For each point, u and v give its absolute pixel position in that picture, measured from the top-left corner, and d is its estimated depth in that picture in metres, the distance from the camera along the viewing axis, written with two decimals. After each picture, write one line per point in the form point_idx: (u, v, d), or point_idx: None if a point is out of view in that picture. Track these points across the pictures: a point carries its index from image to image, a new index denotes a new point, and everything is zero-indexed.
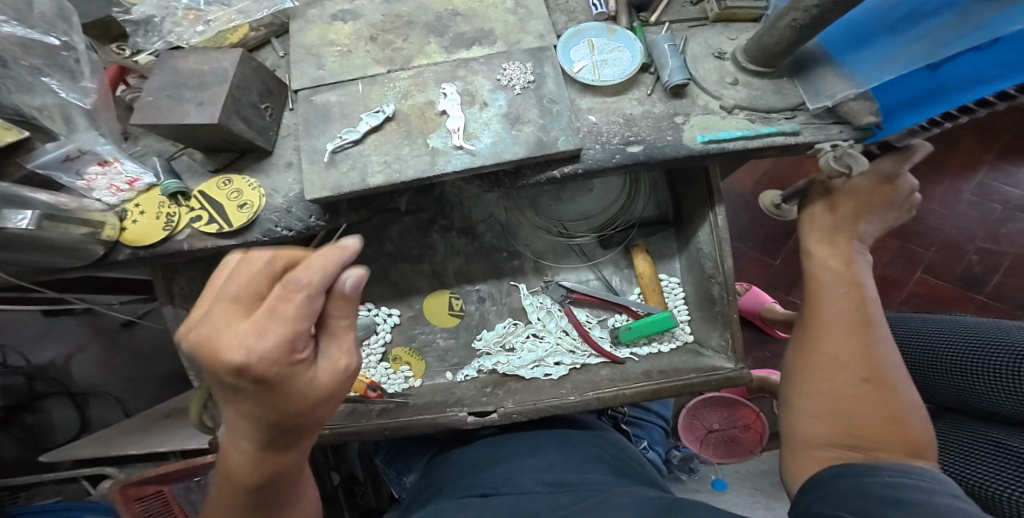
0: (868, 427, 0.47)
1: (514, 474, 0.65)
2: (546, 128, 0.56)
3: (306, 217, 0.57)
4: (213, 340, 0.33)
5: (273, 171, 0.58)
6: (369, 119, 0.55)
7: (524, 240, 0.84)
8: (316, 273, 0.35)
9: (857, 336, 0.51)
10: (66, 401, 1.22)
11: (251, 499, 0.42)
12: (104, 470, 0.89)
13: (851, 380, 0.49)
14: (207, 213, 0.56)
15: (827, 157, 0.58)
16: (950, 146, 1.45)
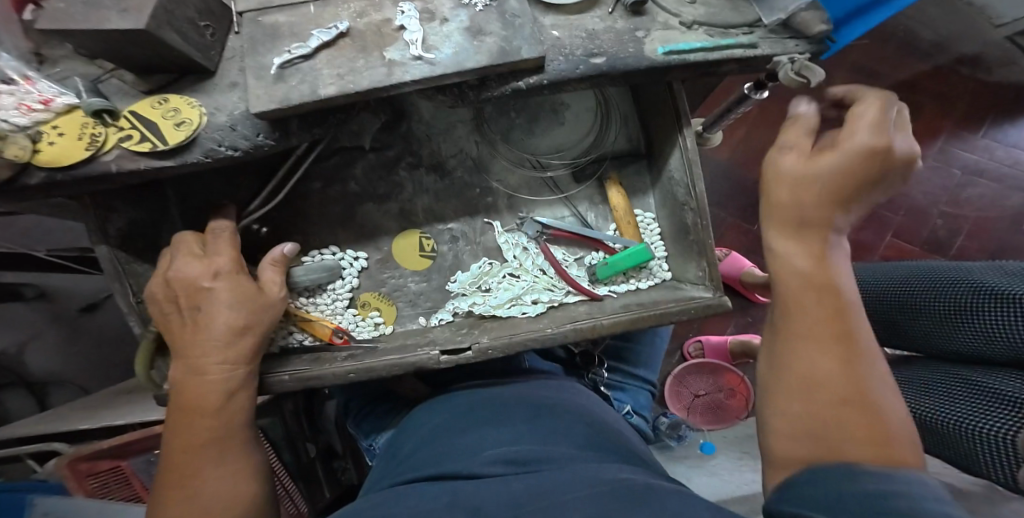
0: (852, 445, 0.41)
1: (477, 447, 0.58)
2: (509, 38, 0.53)
3: (253, 135, 0.54)
4: (162, 269, 0.58)
5: (216, 92, 0.55)
6: (321, 34, 0.52)
7: (496, 177, 0.81)
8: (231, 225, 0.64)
9: (832, 349, 0.45)
10: (23, 391, 1.19)
11: (221, 398, 0.56)
12: (51, 447, 0.82)
13: (826, 392, 0.44)
14: (137, 132, 0.51)
15: (784, 69, 0.58)
16: (916, 110, 1.48)
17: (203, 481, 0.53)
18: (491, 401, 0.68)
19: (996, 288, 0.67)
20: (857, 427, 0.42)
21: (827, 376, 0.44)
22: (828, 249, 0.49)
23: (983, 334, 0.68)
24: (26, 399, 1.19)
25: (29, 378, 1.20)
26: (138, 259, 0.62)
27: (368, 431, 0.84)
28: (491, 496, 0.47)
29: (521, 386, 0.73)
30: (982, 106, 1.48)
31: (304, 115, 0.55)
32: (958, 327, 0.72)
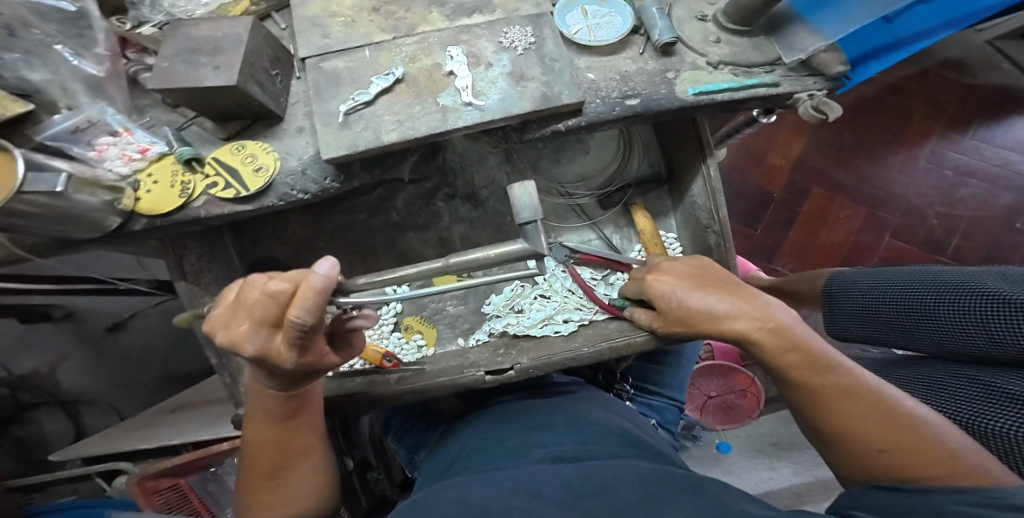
0: (901, 443, 0.51)
1: (528, 447, 0.63)
2: (550, 84, 0.57)
3: (321, 179, 0.58)
4: (236, 341, 0.52)
5: (285, 136, 0.59)
6: (379, 81, 0.56)
7: (527, 205, 0.87)
8: (313, 316, 0.48)
9: (821, 373, 0.58)
10: (58, 409, 1.34)
11: (280, 411, 0.67)
12: (117, 465, 1.04)
13: (867, 444, 0.53)
14: (223, 180, 0.56)
15: (804, 106, 0.65)
16: (908, 118, 1.54)
17: (291, 470, 0.70)
18: (529, 413, 0.72)
19: (1002, 294, 0.69)
20: (917, 455, 0.50)
21: (871, 429, 0.53)
22: (756, 304, 0.64)
23: (999, 338, 0.69)
24: (58, 418, 1.34)
25: (63, 396, 1.34)
26: (207, 294, 0.63)
27: (412, 445, 0.88)
28: (545, 478, 0.53)
29: (553, 399, 0.77)
30: (969, 108, 1.54)
31: (365, 158, 0.59)
32: (969, 331, 0.72)
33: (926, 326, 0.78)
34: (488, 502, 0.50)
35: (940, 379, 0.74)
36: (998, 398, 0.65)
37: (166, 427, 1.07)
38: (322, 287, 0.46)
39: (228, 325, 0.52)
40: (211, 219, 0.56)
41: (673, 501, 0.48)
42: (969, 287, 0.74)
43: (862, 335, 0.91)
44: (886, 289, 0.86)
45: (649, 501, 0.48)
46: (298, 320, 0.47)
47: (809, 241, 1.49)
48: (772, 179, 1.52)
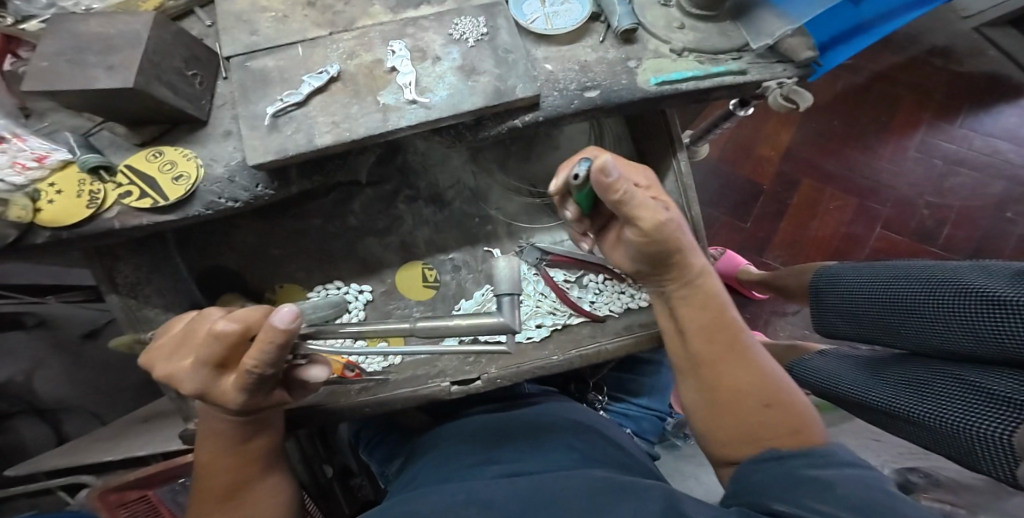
0: (776, 428, 0.57)
1: (483, 462, 0.61)
2: (503, 77, 0.54)
3: (252, 186, 0.56)
4: (179, 377, 0.50)
5: (209, 141, 0.56)
6: (312, 80, 0.53)
7: (495, 205, 0.88)
8: (268, 363, 0.47)
9: (736, 359, 0.60)
10: (35, 418, 1.18)
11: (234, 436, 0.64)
12: (79, 479, 0.99)
13: (754, 399, 0.58)
14: (138, 188, 0.53)
15: (772, 94, 0.66)
16: (892, 107, 1.52)
17: (250, 491, 0.66)
18: (492, 426, 0.70)
19: (985, 290, 0.64)
20: (786, 416, 0.58)
21: (761, 391, 0.59)
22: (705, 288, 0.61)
23: (976, 336, 0.65)
24: (38, 427, 1.18)
25: (40, 405, 1.17)
26: (146, 304, 0.63)
27: (382, 458, 0.85)
28: (499, 491, 0.52)
29: (514, 413, 0.74)
30: (958, 97, 1.52)
31: (302, 164, 0.58)
32: (950, 328, 0.68)
33: (909, 323, 0.75)
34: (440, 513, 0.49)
35: (924, 375, 0.71)
36: (974, 397, 0.63)
37: (132, 437, 1.01)
38: (279, 339, 0.45)
39: (173, 356, 0.51)
40: (127, 230, 0.53)
41: (614, 508, 0.47)
42: (948, 283, 0.70)
43: (851, 333, 0.88)
44: (875, 291, 0.82)
45: (591, 512, 0.47)
46: (250, 363, 0.47)
47: (800, 233, 1.47)
48: (758, 170, 1.50)
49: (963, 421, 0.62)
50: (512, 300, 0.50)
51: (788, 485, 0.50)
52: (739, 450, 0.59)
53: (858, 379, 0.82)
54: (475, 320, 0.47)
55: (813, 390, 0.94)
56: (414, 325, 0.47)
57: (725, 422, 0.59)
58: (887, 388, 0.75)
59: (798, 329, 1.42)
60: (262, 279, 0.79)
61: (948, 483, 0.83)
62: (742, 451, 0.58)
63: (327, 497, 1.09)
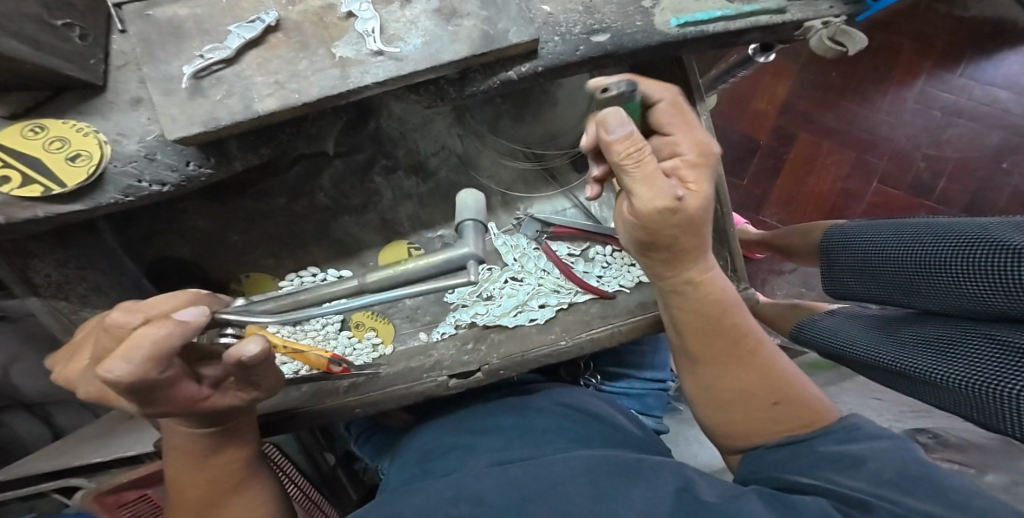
0: (794, 421, 0.52)
1: (469, 461, 0.53)
2: (491, 20, 0.44)
3: (181, 164, 0.46)
4: (68, 375, 0.46)
5: (115, 111, 0.45)
6: (242, 30, 0.42)
7: (487, 172, 0.79)
8: (122, 372, 0.38)
9: (739, 356, 0.55)
10: (24, 415, 1.11)
11: (197, 441, 0.58)
12: (69, 483, 0.91)
13: (760, 400, 0.53)
14: (19, 174, 0.42)
15: (817, 35, 0.55)
16: (901, 55, 1.42)
17: (226, 506, 0.59)
18: (482, 414, 0.65)
19: (1016, 244, 0.53)
20: (797, 412, 0.52)
21: (767, 388, 0.53)
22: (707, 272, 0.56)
23: (995, 286, 0.55)
24: (22, 426, 1.11)
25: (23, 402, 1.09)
26: (84, 306, 0.57)
27: (374, 453, 0.79)
28: (491, 480, 0.46)
29: (517, 398, 0.69)
30: (964, 43, 1.42)
31: (244, 135, 0.47)
32: (975, 285, 0.57)
33: (926, 279, 0.64)
34: (427, 511, 0.43)
35: (941, 331, 0.62)
36: (997, 352, 0.53)
37: (109, 443, 0.94)
38: (161, 336, 0.38)
39: (71, 358, 0.47)
40: (15, 227, 0.43)
41: (625, 497, 0.42)
42: (971, 232, 0.61)
43: (863, 293, 0.78)
44: (889, 247, 0.71)
45: (600, 501, 0.42)
46: (118, 375, 0.38)
47: (796, 189, 1.40)
48: (756, 125, 1.41)
49: (974, 378, 0.53)
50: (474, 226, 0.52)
51: (807, 464, 0.48)
52: (745, 444, 0.54)
53: (867, 340, 0.72)
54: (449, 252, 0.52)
55: (819, 352, 0.85)
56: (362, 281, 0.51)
57: (728, 422, 0.55)
58: (900, 349, 0.64)
59: (794, 288, 1.37)
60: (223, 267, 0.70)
61: (956, 442, 0.76)
62: (750, 443, 0.54)
63: (332, 485, 1.06)
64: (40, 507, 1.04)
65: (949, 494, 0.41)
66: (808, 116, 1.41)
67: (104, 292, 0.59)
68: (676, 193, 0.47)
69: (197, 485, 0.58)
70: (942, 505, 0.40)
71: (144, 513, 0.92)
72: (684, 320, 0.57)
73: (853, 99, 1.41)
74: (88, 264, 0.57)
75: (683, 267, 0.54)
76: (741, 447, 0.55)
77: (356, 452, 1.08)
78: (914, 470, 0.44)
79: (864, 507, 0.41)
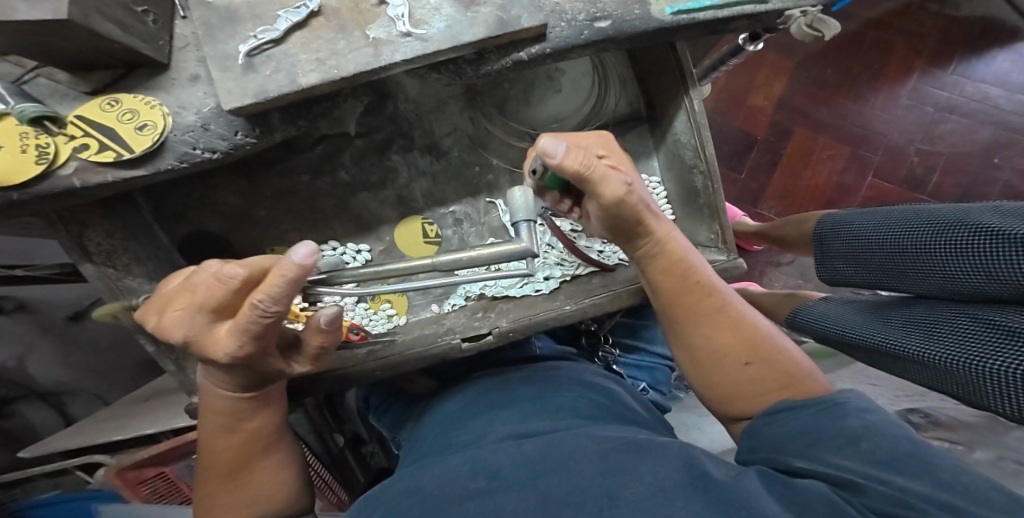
0: (769, 379, 0.57)
1: (488, 432, 0.58)
2: (506, 6, 0.49)
3: (231, 134, 0.51)
4: (167, 325, 0.48)
5: (176, 87, 0.50)
6: (289, 15, 0.47)
7: (495, 153, 0.84)
8: (274, 301, 0.44)
9: (712, 320, 0.60)
10: (45, 401, 1.15)
11: (237, 408, 0.62)
12: (93, 458, 0.95)
13: (733, 359, 0.59)
14: (96, 141, 0.48)
15: (796, 23, 0.62)
16: (891, 51, 1.47)
17: (257, 468, 0.64)
18: (498, 387, 0.69)
19: (1002, 230, 0.58)
20: (768, 371, 0.58)
21: (739, 348, 0.59)
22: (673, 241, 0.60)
23: (987, 271, 0.59)
24: (43, 409, 1.16)
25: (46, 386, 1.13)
26: (127, 274, 0.60)
27: (392, 422, 0.84)
28: (507, 457, 0.51)
29: (523, 372, 0.74)
30: (952, 39, 1.48)
31: (285, 108, 0.53)
32: (962, 269, 0.62)
33: (917, 263, 0.69)
34: (445, 490, 0.48)
35: (930, 313, 0.66)
36: (986, 334, 0.57)
37: (136, 415, 0.98)
38: (292, 276, 0.43)
39: (163, 309, 0.49)
40: (92, 189, 0.49)
41: (634, 470, 0.46)
42: (961, 219, 0.65)
43: (855, 277, 0.83)
44: (881, 234, 0.76)
45: (610, 475, 0.46)
46: (261, 304, 0.45)
47: (793, 184, 1.45)
48: (754, 120, 1.46)
49: (960, 355, 0.58)
50: (528, 225, 0.55)
51: (807, 442, 0.49)
52: (730, 408, 0.59)
53: (860, 322, 0.77)
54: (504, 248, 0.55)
55: (815, 337, 0.89)
56: (435, 260, 0.54)
57: (712, 384, 0.60)
58: (892, 330, 0.69)
59: (792, 280, 1.42)
60: (251, 242, 0.75)
61: (945, 421, 0.81)
62: (738, 410, 0.59)
63: (342, 466, 1.10)
64: (65, 484, 1.08)
65: (939, 471, 0.43)
66: (801, 109, 1.46)
67: (147, 261, 0.64)
68: (625, 181, 0.53)
69: (232, 448, 0.63)
70: (932, 484, 0.42)
71: (162, 492, 0.98)
72: (660, 285, 0.62)
73: (845, 94, 1.47)
74: (132, 236, 0.62)
75: (654, 233, 0.58)
76: (733, 415, 0.60)
77: (364, 435, 1.15)
78: (904, 449, 0.46)
79: (857, 489, 0.42)
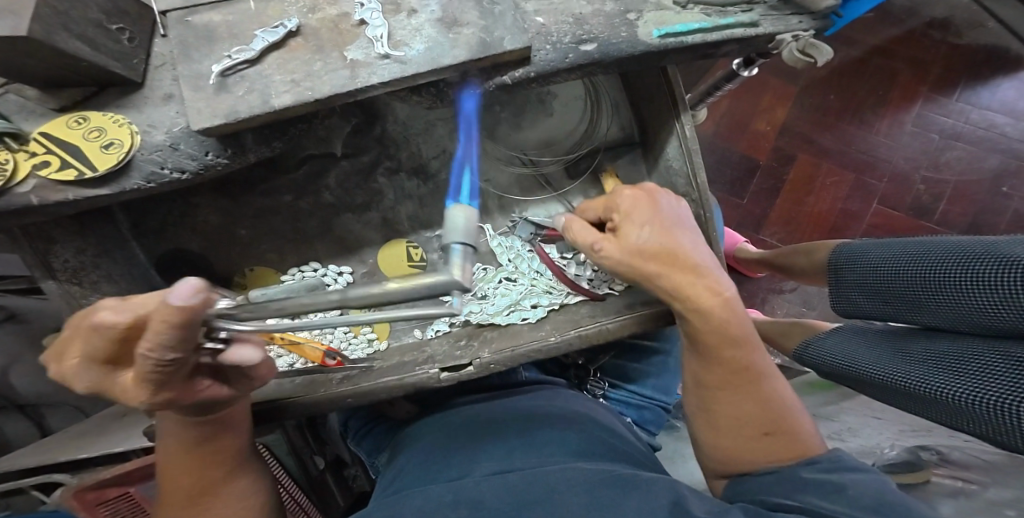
0: (783, 450, 0.54)
1: (472, 461, 0.56)
2: (489, 29, 0.48)
3: (201, 154, 0.50)
4: (69, 375, 0.42)
5: (147, 106, 0.50)
6: (266, 35, 0.46)
7: (484, 176, 0.83)
8: (168, 344, 0.35)
9: (742, 387, 0.57)
10: (18, 417, 1.12)
11: (196, 436, 0.58)
12: (53, 477, 0.87)
13: (750, 429, 0.55)
14: (58, 159, 0.46)
15: (788, 47, 0.59)
16: (896, 77, 1.46)
17: (217, 497, 0.60)
18: (484, 414, 0.67)
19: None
20: (783, 442, 0.54)
21: (758, 418, 0.55)
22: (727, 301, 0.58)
23: (1008, 304, 0.57)
24: (16, 424, 1.13)
25: (20, 401, 1.11)
26: (94, 291, 0.59)
27: (371, 450, 0.81)
28: (491, 486, 0.48)
29: (510, 400, 0.71)
30: (957, 67, 1.47)
31: (260, 128, 0.52)
32: (984, 302, 0.59)
33: (935, 297, 0.66)
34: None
35: (951, 348, 0.63)
36: (1013, 371, 0.54)
37: (107, 434, 0.95)
38: (176, 319, 0.33)
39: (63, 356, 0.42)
40: (49, 206, 0.47)
41: (620, 506, 0.43)
42: (983, 249, 0.62)
43: (874, 310, 0.79)
44: (894, 268, 0.74)
45: (594, 508, 0.43)
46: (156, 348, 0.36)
47: (797, 209, 1.43)
48: (756, 144, 1.44)
49: (986, 396, 0.54)
50: (466, 247, 0.30)
51: (791, 486, 0.49)
52: (730, 467, 0.56)
53: (875, 356, 0.72)
54: (417, 279, 0.29)
55: (822, 372, 0.85)
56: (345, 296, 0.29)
57: (721, 443, 0.57)
58: (906, 364, 0.66)
59: (794, 308, 1.38)
60: (231, 262, 0.74)
61: (954, 461, 0.76)
62: (737, 467, 0.56)
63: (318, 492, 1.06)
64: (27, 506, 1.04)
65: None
66: (803, 134, 1.45)
67: (117, 278, 0.63)
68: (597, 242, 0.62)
69: (192, 475, 0.60)
70: None
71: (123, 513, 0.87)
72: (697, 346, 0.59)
73: (848, 120, 1.45)
74: (105, 253, 0.61)
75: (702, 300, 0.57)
76: (731, 472, 0.57)
77: (346, 458, 1.11)
78: (886, 497, 0.45)
79: None
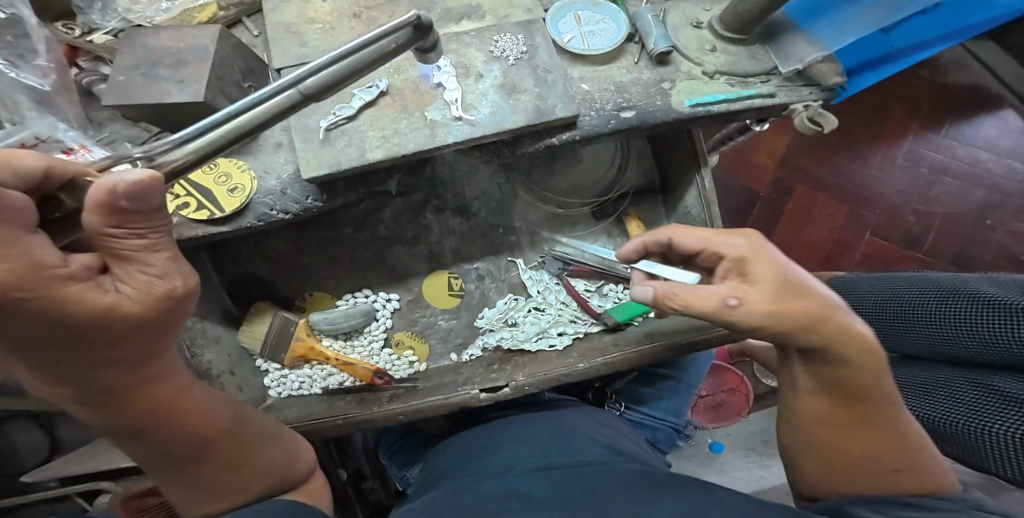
0: (911, 480, 0.54)
1: (511, 459, 0.63)
2: (543, 96, 0.56)
3: (303, 198, 0.60)
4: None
5: (263, 153, 0.61)
6: (362, 94, 0.54)
7: (518, 217, 0.90)
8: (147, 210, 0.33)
9: (861, 421, 0.58)
10: None
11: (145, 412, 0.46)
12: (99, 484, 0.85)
13: (883, 463, 0.56)
14: (195, 200, 0.57)
15: (800, 116, 0.66)
16: (887, 116, 1.57)
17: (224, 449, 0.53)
18: (515, 423, 0.74)
19: (993, 300, 0.64)
20: (912, 472, 0.55)
21: (888, 452, 0.56)
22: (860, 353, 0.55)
23: (977, 338, 0.65)
24: None
25: None
26: None
27: (404, 463, 0.86)
28: (536, 481, 0.54)
29: (535, 413, 0.79)
30: (944, 106, 1.57)
31: (350, 177, 0.60)
32: (956, 335, 0.67)
33: (910, 331, 0.74)
34: (483, 505, 0.50)
35: (929, 376, 0.71)
36: (986, 395, 0.62)
37: None
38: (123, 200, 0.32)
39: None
40: (185, 240, 0.57)
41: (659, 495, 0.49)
42: (953, 288, 0.71)
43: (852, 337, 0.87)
44: (868, 301, 0.82)
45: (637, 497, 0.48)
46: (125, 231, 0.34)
47: (796, 240, 1.51)
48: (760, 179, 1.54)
49: (968, 418, 0.61)
50: None
51: None
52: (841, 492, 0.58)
53: None
54: None
55: None
56: None
57: (839, 470, 0.58)
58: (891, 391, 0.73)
59: None
60: (292, 286, 0.82)
61: None
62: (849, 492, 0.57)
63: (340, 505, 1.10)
64: None
65: None
66: (803, 170, 1.54)
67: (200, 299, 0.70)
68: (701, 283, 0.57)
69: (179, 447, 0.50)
70: None
71: None
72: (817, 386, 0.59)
73: (844, 155, 1.55)
74: None
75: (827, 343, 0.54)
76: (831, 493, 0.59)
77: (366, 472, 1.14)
78: None
79: None
